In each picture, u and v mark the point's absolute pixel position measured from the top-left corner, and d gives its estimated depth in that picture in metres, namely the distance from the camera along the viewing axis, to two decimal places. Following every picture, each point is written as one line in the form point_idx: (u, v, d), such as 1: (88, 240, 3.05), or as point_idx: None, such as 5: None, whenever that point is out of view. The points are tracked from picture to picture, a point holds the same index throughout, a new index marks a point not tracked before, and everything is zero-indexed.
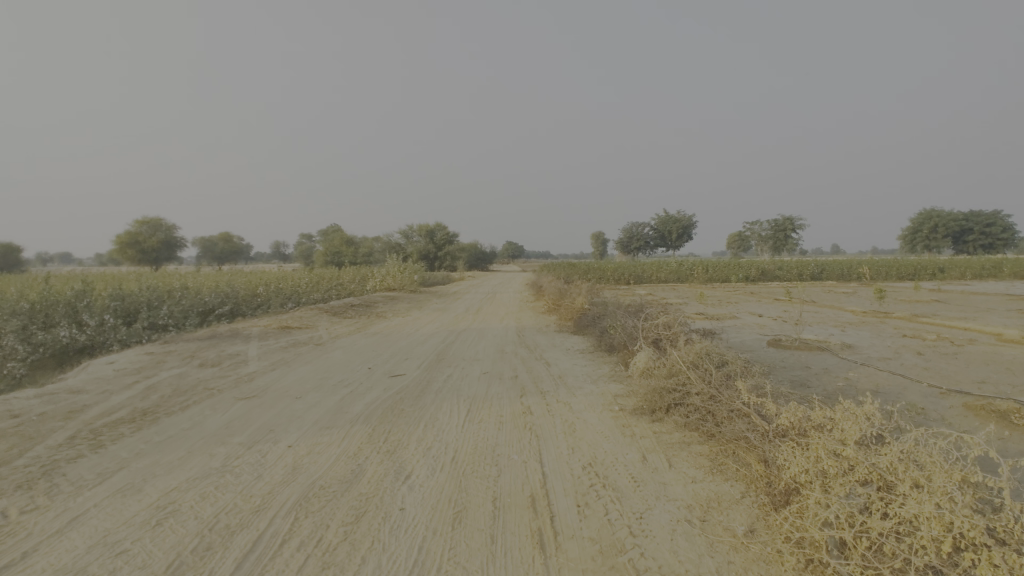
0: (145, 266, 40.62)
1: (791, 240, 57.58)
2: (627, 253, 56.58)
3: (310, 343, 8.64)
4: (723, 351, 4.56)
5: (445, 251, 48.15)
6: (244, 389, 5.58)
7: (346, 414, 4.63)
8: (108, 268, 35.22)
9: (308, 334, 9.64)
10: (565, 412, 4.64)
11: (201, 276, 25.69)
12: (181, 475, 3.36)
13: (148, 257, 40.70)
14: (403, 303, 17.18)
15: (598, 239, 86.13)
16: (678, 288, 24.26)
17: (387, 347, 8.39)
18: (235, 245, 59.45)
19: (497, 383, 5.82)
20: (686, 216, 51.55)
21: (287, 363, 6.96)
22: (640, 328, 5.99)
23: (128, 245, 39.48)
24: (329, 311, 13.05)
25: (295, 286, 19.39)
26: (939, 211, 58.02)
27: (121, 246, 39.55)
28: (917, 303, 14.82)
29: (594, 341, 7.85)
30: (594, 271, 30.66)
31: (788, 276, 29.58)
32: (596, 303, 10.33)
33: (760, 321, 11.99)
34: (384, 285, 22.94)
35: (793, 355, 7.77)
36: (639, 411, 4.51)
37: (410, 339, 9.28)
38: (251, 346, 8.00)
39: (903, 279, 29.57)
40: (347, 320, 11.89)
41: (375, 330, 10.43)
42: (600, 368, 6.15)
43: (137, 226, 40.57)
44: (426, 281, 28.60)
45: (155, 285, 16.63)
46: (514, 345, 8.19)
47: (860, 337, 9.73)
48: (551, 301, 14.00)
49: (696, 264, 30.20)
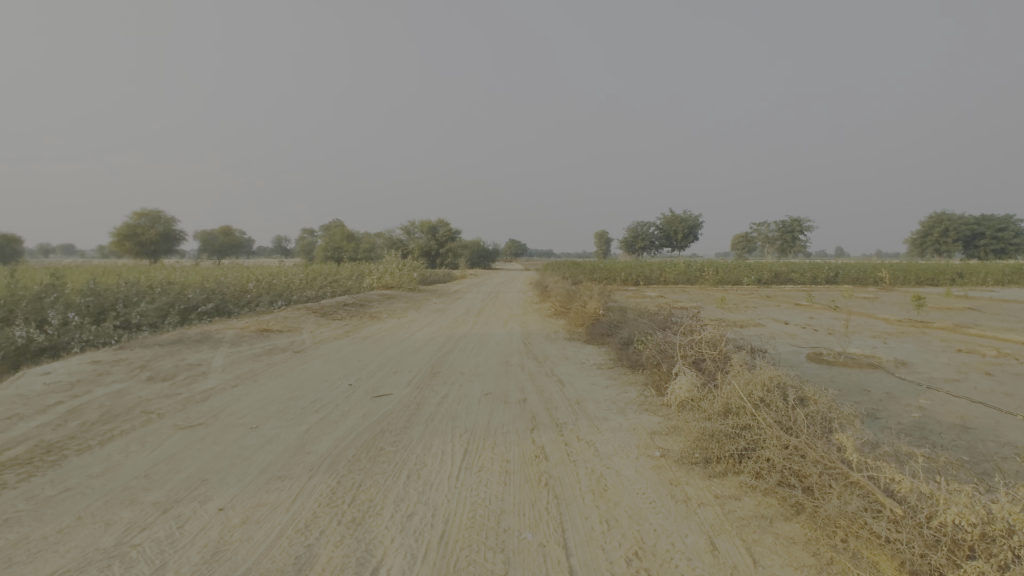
0: (142, 259, 39.68)
1: (800, 242, 56.39)
2: (632, 253, 55.49)
3: (289, 350, 7.59)
4: (796, 383, 3.52)
5: (447, 248, 47.12)
6: (192, 413, 4.54)
7: (308, 456, 3.58)
8: (104, 260, 34.30)
9: (289, 338, 8.58)
10: (590, 458, 3.59)
11: (194, 270, 24.77)
12: (47, 566, 2.33)
13: (145, 250, 39.75)
14: (399, 302, 16.09)
15: (602, 238, 85.04)
16: (689, 290, 23.19)
17: (376, 356, 7.34)
18: (235, 239, 58.52)
19: (502, 409, 4.76)
20: (693, 216, 50.45)
21: (254, 376, 5.92)
22: (675, 344, 4.94)
23: (126, 237, 38.58)
24: (319, 311, 12.02)
25: (288, 283, 18.33)
26: (951, 215, 56.83)
27: (120, 239, 38.66)
28: (952, 311, 13.70)
29: (613, 355, 6.79)
30: (600, 272, 29.61)
31: (802, 279, 28.46)
32: (612, 309, 9.25)
33: (789, 329, 10.90)
34: (382, 283, 21.91)
35: (844, 374, 6.70)
36: (688, 460, 3.45)
37: (404, 346, 8.23)
38: (219, 353, 6.95)
39: (920, 283, 28.48)
40: (336, 323, 10.84)
41: (366, 335, 9.38)
42: (626, 391, 5.10)
43: (135, 218, 39.61)
44: (426, 280, 27.58)
45: (137, 280, 15.57)
46: (520, 357, 7.13)
47: (908, 350, 8.65)
48: (559, 303, 12.92)
49: (707, 265, 29.10)
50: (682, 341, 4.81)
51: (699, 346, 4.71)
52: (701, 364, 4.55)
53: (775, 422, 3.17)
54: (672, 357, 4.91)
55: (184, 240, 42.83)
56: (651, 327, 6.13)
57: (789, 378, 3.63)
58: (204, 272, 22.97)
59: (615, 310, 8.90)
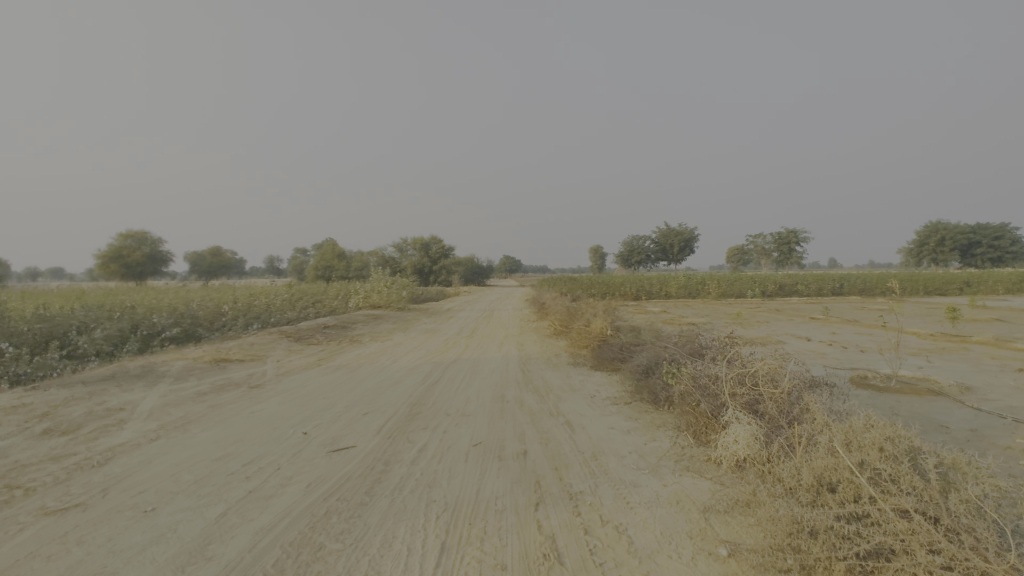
0: (128, 281, 38.36)
1: (798, 254, 55.69)
2: (628, 267, 54.59)
3: (243, 386, 6.37)
4: (923, 445, 2.41)
5: (440, 264, 46.01)
6: (75, 486, 3.36)
7: (206, 567, 2.40)
8: (85, 283, 32.98)
9: (249, 369, 7.38)
10: (626, 562, 2.43)
11: (174, 291, 23.49)
12: None
13: (132, 271, 38.43)
14: (386, 323, 14.88)
15: (597, 253, 84.20)
16: (693, 304, 22.11)
17: (348, 390, 6.17)
18: (226, 260, 57.29)
19: (496, 469, 3.61)
20: (689, 228, 49.66)
21: (185, 423, 4.73)
22: (719, 378, 3.82)
23: (111, 259, 37.32)
24: (293, 335, 10.81)
25: (267, 304, 17.12)
26: (947, 224, 56.39)
27: (104, 260, 37.31)
28: (984, 323, 12.63)
29: (630, 387, 5.64)
30: (598, 286, 28.56)
31: (807, 291, 27.50)
32: (621, 329, 8.14)
33: (816, 347, 9.77)
34: (370, 302, 20.72)
35: (905, 403, 5.57)
36: (775, 567, 2.30)
37: (383, 376, 7.05)
38: (153, 392, 5.76)
39: (927, 293, 27.54)
40: (310, 348, 9.65)
41: (343, 363, 8.19)
42: (655, 441, 3.96)
43: (120, 239, 38.33)
44: (417, 298, 26.42)
45: (101, 303, 14.31)
46: (518, 389, 5.97)
47: (962, 371, 7.53)
48: (559, 321, 11.76)
49: (708, 278, 28.11)
50: (727, 375, 3.72)
51: (753, 382, 3.62)
52: (759, 409, 3.43)
53: (917, 515, 2.06)
54: (713, 394, 3.81)
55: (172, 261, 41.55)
56: (677, 354, 5.02)
57: (908, 436, 2.52)
58: (182, 293, 21.73)
59: (626, 331, 7.79)
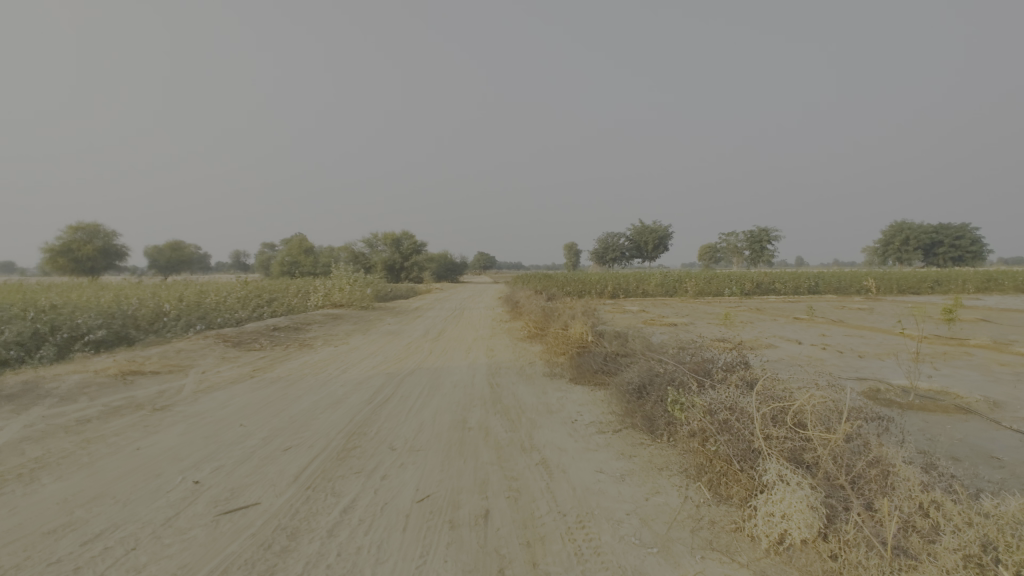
0: (78, 277, 35.82)
1: (769, 252, 56.09)
2: (603, 264, 54.07)
3: (145, 409, 5.16)
4: None
5: (412, 261, 44.57)
6: None
7: None
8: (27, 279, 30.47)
9: (163, 384, 6.15)
10: None
11: (118, 288, 21.60)
12: None
13: (82, 267, 35.89)
14: (346, 324, 13.64)
15: (572, 251, 83.66)
16: (671, 302, 21.44)
17: (276, 412, 5.04)
18: (189, 255, 54.53)
19: (445, 546, 2.56)
20: (664, 226, 49.32)
21: (36, 469, 3.53)
22: (748, 415, 2.87)
23: (59, 253, 34.71)
24: (232, 339, 9.54)
25: (216, 303, 15.65)
26: (912, 224, 57.57)
27: (50, 255, 34.65)
28: (974, 324, 12.16)
29: (619, 411, 4.68)
30: (573, 284, 27.75)
31: (783, 289, 27.20)
32: (603, 334, 7.21)
33: (810, 352, 9.04)
34: (332, 301, 19.37)
35: (938, 425, 4.75)
36: None
37: (325, 392, 5.94)
38: (18, 420, 4.52)
39: (899, 291, 27.57)
40: (248, 355, 8.41)
41: (284, 374, 7.03)
42: (660, 496, 2.97)
43: (70, 232, 35.69)
44: (385, 296, 25.14)
45: (17, 302, 12.69)
46: (483, 411, 4.93)
47: (978, 381, 6.82)
48: (534, 323, 10.78)
49: (685, 276, 27.56)
50: (759, 412, 2.77)
51: (796, 423, 2.68)
52: (811, 463, 2.48)
53: None
54: (739, 436, 2.85)
55: (126, 255, 39.02)
56: (680, 373, 4.07)
57: None
58: (126, 291, 19.94)
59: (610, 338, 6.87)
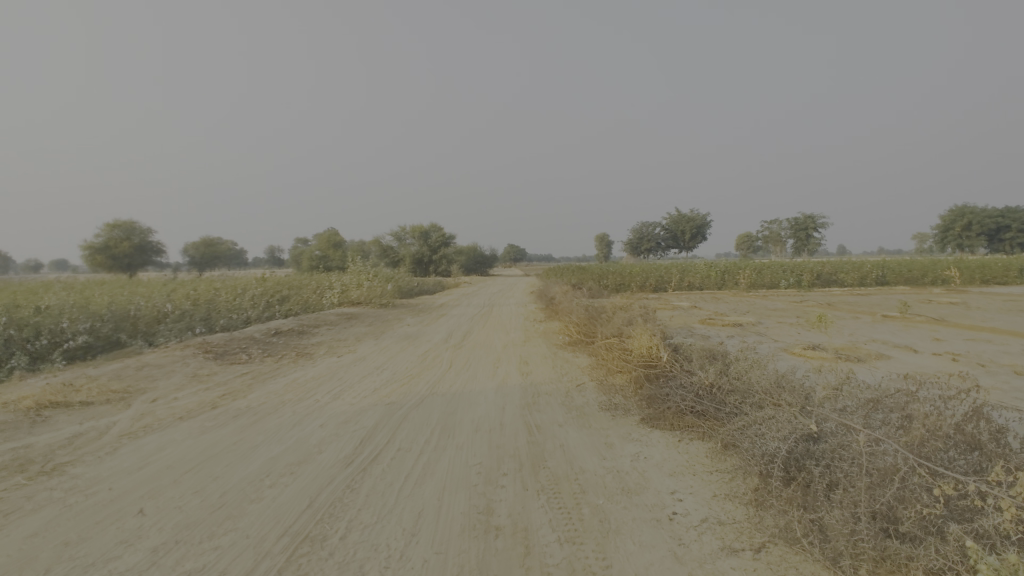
0: (115, 274, 35.66)
1: (816, 240, 52.52)
2: (637, 256, 51.55)
3: (24, 473, 3.49)
4: None
5: (441, 254, 43.07)
6: None
7: None
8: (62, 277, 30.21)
9: (88, 422, 4.54)
10: None
11: (136, 286, 20.62)
12: None
13: (120, 264, 35.68)
14: (359, 327, 12.05)
15: (602, 241, 80.95)
16: (723, 297, 19.15)
17: (207, 480, 3.34)
18: (224, 253, 54.37)
19: None
20: (702, 214, 46.51)
21: None
22: None
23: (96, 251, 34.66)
24: (217, 348, 7.99)
25: (223, 301, 14.32)
26: (973, 208, 52.94)
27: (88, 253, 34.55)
28: None
29: (746, 501, 2.79)
30: (610, 275, 25.69)
31: (846, 280, 24.50)
32: (678, 348, 5.31)
33: (944, 367, 6.92)
34: (350, 298, 17.92)
35: None
36: None
37: (298, 436, 4.22)
38: None
39: (977, 282, 24.51)
40: (228, 372, 6.83)
41: (256, 404, 5.34)
42: None
43: (107, 230, 35.42)
44: (409, 291, 23.62)
45: (7, 301, 11.55)
46: (522, 487, 3.14)
47: None
48: (577, 326, 8.92)
49: (733, 267, 25.13)
50: None
51: None
52: None
53: None
54: None
55: (162, 252, 38.75)
56: (901, 463, 2.17)
57: None
58: (141, 289, 18.89)
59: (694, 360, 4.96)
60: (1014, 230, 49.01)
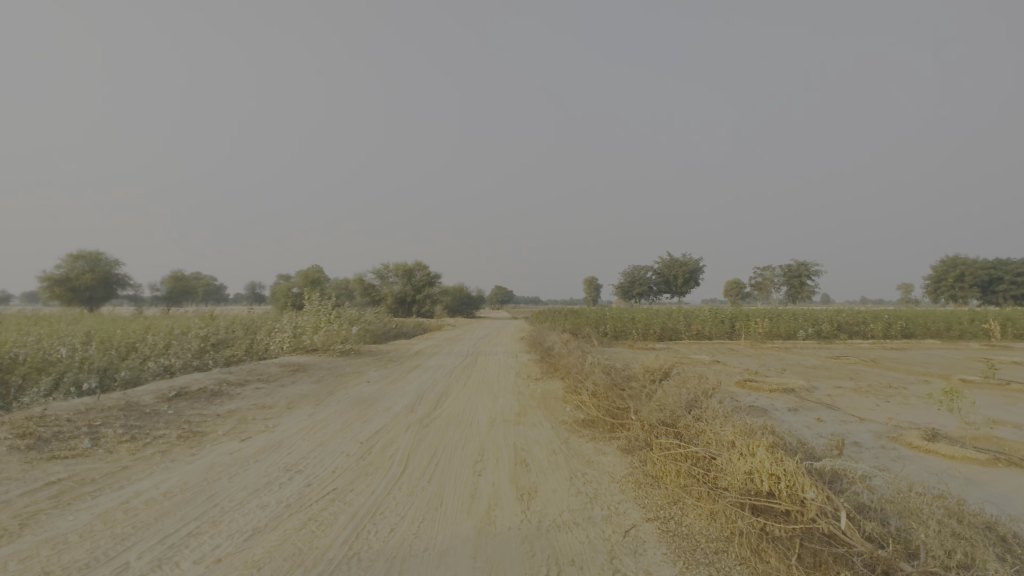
0: (76, 309, 32.27)
1: (811, 288, 50.89)
2: (629, 300, 49.48)
3: None
4: None
5: (425, 293, 40.29)
6: None
7: None
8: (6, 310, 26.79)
9: None
10: None
11: (64, 324, 17.48)
12: None
13: (80, 296, 32.30)
14: (304, 384, 9.32)
15: (589, 284, 79.17)
16: (742, 349, 16.69)
17: None
18: (198, 288, 51.07)
19: None
20: (695, 259, 44.80)
21: None
22: None
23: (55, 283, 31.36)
24: (49, 427, 5.20)
25: (141, 348, 11.45)
26: (964, 259, 51.85)
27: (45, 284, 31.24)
28: None
29: None
30: (608, 323, 23.22)
31: (865, 331, 22.25)
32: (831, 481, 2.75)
33: None
34: (308, 344, 15.14)
35: None
36: None
37: None
38: None
39: (1005, 333, 22.41)
40: (24, 481, 4.04)
41: None
42: None
43: (70, 260, 32.35)
44: (382, 335, 20.83)
45: None
46: None
47: None
48: (594, 398, 6.24)
49: (743, 313, 22.83)
50: None
51: None
52: None
53: None
54: None
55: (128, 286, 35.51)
56: None
57: None
58: (62, 328, 15.81)
59: (886, 526, 2.39)
60: (1008, 282, 47.46)
